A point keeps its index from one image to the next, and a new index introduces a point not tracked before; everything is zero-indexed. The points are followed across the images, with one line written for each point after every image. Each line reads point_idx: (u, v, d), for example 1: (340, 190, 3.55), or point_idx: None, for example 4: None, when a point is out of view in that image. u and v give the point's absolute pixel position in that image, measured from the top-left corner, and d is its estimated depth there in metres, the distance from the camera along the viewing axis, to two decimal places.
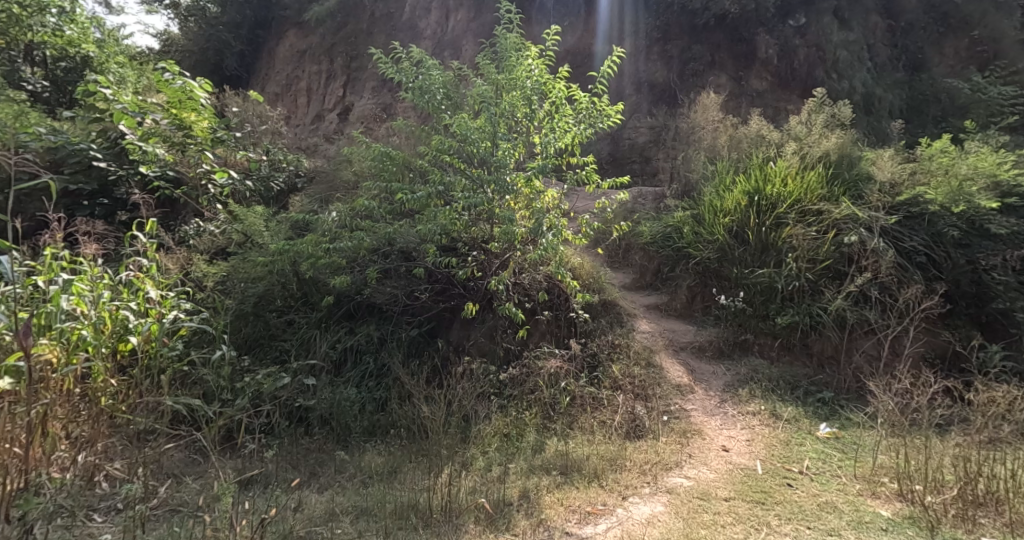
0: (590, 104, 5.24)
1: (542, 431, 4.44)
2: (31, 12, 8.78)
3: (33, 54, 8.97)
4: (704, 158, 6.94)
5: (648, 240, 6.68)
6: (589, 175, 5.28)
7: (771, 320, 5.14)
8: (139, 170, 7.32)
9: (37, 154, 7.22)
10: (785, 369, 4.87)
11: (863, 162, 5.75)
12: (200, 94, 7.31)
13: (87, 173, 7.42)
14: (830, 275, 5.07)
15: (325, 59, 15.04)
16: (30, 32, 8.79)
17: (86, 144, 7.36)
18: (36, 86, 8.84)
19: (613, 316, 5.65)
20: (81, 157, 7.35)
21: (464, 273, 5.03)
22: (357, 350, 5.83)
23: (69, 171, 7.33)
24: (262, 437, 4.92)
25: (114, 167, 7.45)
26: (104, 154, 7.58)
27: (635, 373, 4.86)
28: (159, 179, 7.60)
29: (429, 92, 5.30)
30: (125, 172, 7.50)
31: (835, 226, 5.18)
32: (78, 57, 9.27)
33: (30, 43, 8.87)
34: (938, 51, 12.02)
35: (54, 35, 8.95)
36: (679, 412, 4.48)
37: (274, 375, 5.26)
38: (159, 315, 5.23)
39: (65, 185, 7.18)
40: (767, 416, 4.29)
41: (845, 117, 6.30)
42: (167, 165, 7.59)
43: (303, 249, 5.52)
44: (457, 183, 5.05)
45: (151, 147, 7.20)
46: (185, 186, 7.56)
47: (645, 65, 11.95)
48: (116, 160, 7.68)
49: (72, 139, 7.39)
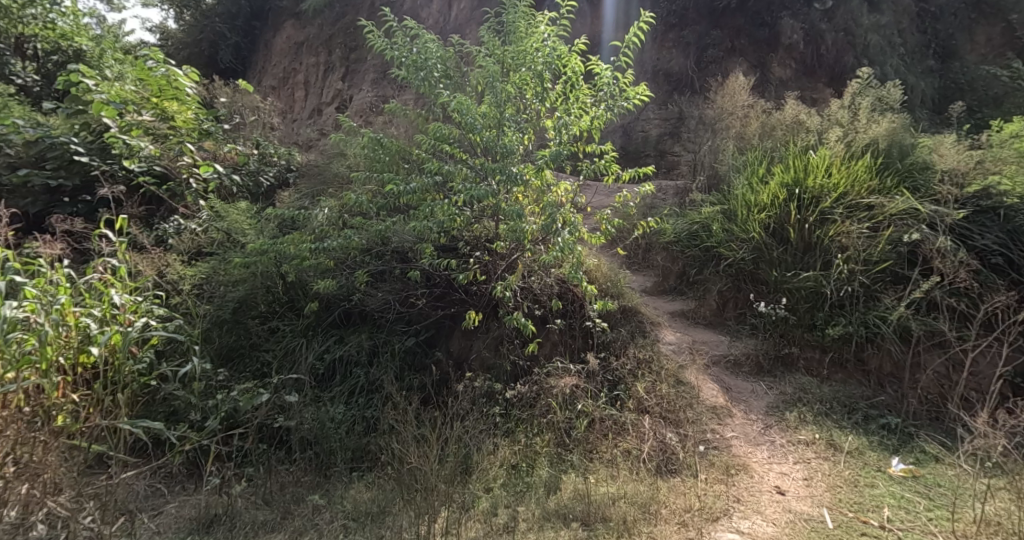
0: (612, 81, 4.55)
1: (556, 462, 3.81)
2: (23, 5, 8.24)
3: (24, 47, 8.42)
4: (733, 148, 6.28)
5: (671, 238, 5.96)
6: (609, 165, 4.60)
7: (820, 331, 4.46)
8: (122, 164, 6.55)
9: (19, 149, 6.70)
10: (839, 389, 4.19)
11: (918, 150, 5.07)
12: (186, 82, 6.89)
13: (69, 169, 6.79)
14: (888, 278, 4.41)
15: (324, 51, 14.37)
16: (21, 25, 8.20)
17: (66, 137, 6.68)
18: (27, 80, 8.23)
19: (635, 325, 4.94)
20: (62, 152, 6.67)
21: (465, 276, 4.35)
22: (346, 363, 5.17)
23: (49, 166, 6.69)
24: (235, 465, 4.30)
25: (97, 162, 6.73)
26: (88, 149, 6.91)
27: (662, 392, 4.19)
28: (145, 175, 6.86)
29: (425, 68, 4.62)
30: (108, 168, 6.76)
31: (891, 223, 4.52)
32: (70, 51, 8.49)
33: (20, 35, 8.27)
34: (970, 38, 11.29)
35: (45, 28, 8.26)
36: (718, 442, 3.81)
37: (252, 392, 4.64)
38: (127, 322, 4.59)
39: (44, 182, 6.60)
40: (823, 446, 3.64)
41: (894, 100, 5.60)
42: (155, 160, 6.85)
43: (285, 249, 4.95)
44: (457, 174, 4.43)
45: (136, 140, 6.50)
46: (170, 183, 6.85)
47: (659, 53, 11.28)
48: (101, 155, 7.00)
49: (53, 132, 6.71)
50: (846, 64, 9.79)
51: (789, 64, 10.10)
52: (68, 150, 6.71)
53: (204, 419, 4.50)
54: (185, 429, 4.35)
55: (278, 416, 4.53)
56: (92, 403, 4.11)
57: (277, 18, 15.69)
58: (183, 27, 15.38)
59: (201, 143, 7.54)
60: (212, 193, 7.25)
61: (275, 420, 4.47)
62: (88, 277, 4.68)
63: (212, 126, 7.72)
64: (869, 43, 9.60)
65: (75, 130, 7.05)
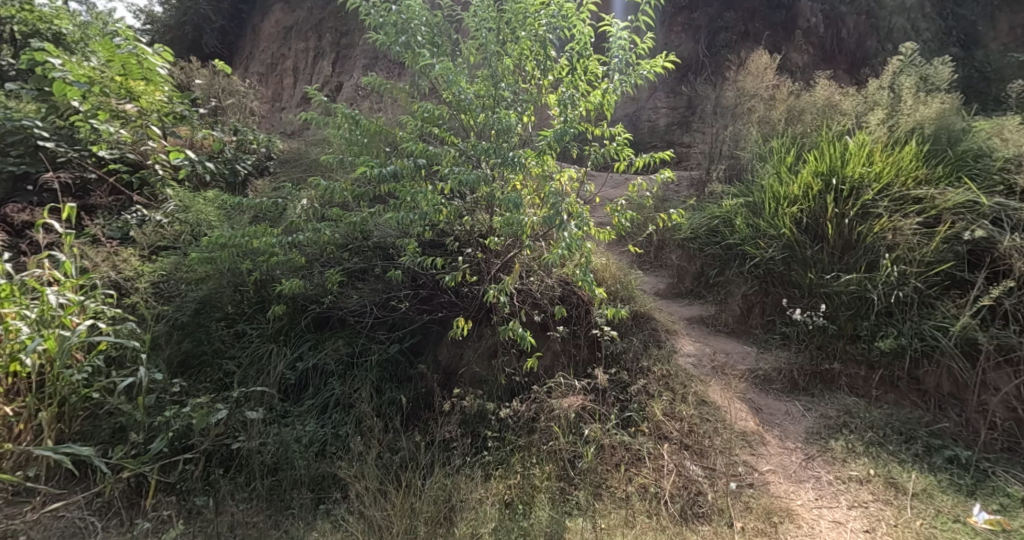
0: (628, 46, 3.85)
1: (559, 499, 3.20)
2: None
3: None
4: (757, 134, 5.65)
5: (688, 234, 5.34)
6: (622, 148, 3.94)
7: (865, 343, 3.85)
8: (92, 150, 5.90)
9: None
10: (891, 413, 3.58)
11: (973, 135, 4.44)
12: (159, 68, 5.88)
13: (35, 157, 5.93)
14: (945, 282, 3.79)
15: (313, 35, 13.66)
16: None
17: (30, 121, 5.86)
18: None
19: (648, 333, 4.29)
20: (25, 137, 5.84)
21: (452, 278, 3.68)
22: (320, 374, 4.49)
23: (14, 154, 5.85)
24: (182, 497, 3.66)
25: (63, 148, 5.94)
26: (55, 134, 6.06)
27: (684, 416, 3.57)
28: (117, 162, 6.21)
29: (407, 32, 3.95)
30: (77, 154, 6.04)
31: (946, 217, 3.91)
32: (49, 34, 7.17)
33: None
34: (992, 25, 10.68)
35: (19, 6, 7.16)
36: (754, 479, 3.21)
37: (208, 407, 3.98)
38: (74, 325, 3.89)
39: (5, 168, 5.74)
40: (880, 486, 3.09)
41: (941, 80, 4.96)
42: (126, 147, 6.20)
43: (248, 243, 4.31)
44: (444, 157, 3.80)
45: (106, 126, 5.82)
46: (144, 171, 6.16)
47: (667, 38, 10.65)
48: (70, 142, 6.16)
49: (14, 115, 5.86)
50: (869, 49, 9.33)
51: (806, 49, 9.45)
52: (31, 135, 5.89)
53: (147, 441, 3.79)
54: (124, 453, 3.65)
55: (237, 436, 3.89)
56: (23, 419, 3.55)
57: (265, 1, 14.83)
58: (165, 7, 14.33)
59: (175, 128, 6.82)
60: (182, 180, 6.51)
61: (234, 441, 3.83)
62: (27, 273, 4.05)
63: (187, 108, 6.78)
64: (892, 26, 9.19)
65: (39, 114, 6.22)
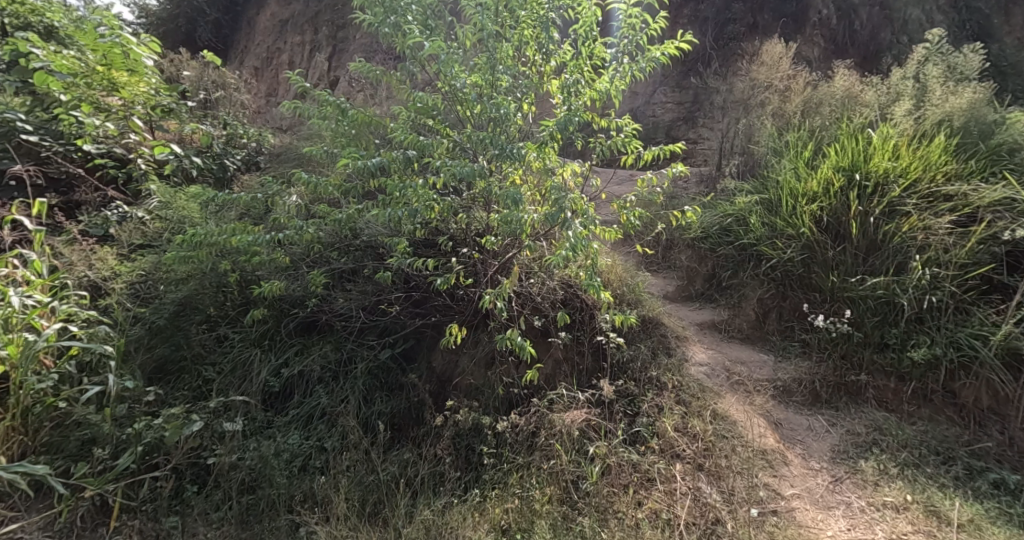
0: (637, 25, 3.50)
1: (562, 526, 2.89)
2: None
3: None
4: (772, 127, 5.33)
5: (699, 234, 5.04)
6: (630, 140, 3.61)
7: (895, 353, 3.55)
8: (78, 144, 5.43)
9: None
10: (924, 431, 3.30)
11: (1008, 128, 4.11)
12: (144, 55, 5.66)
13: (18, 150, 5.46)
14: (981, 286, 3.48)
15: (309, 29, 13.32)
16: None
17: (12, 113, 5.47)
18: None
19: (658, 340, 3.97)
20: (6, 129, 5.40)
21: (446, 281, 3.37)
22: (304, 382, 4.17)
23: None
24: (151, 519, 3.35)
25: (48, 141, 5.50)
26: (38, 126, 5.67)
27: (698, 432, 3.26)
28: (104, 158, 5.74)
29: (396, 11, 3.62)
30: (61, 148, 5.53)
31: (981, 216, 3.59)
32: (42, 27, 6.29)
33: None
34: (1006, 19, 10.27)
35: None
36: (778, 505, 2.90)
37: (182, 418, 3.65)
38: (42, 329, 3.54)
39: None
40: (920, 514, 2.81)
41: (970, 69, 4.64)
42: (110, 141, 5.78)
43: (225, 241, 4.00)
44: (436, 148, 3.49)
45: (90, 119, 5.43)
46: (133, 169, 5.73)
47: (672, 30, 10.32)
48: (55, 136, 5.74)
49: None
50: (882, 41, 8.91)
51: (818, 42, 9.11)
52: (14, 129, 5.46)
53: (114, 456, 3.43)
54: (87, 469, 3.32)
55: (213, 451, 3.58)
56: None
57: None
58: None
59: (163, 123, 6.34)
60: (168, 175, 6.16)
61: (210, 457, 3.52)
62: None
63: (175, 102, 6.41)
64: (908, 18, 8.70)
65: (23, 107, 5.89)
